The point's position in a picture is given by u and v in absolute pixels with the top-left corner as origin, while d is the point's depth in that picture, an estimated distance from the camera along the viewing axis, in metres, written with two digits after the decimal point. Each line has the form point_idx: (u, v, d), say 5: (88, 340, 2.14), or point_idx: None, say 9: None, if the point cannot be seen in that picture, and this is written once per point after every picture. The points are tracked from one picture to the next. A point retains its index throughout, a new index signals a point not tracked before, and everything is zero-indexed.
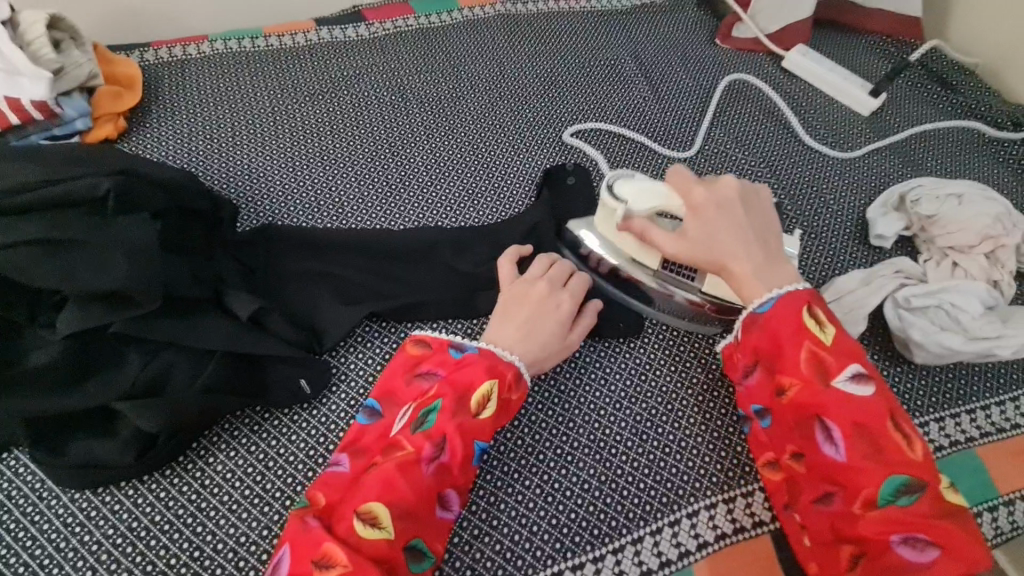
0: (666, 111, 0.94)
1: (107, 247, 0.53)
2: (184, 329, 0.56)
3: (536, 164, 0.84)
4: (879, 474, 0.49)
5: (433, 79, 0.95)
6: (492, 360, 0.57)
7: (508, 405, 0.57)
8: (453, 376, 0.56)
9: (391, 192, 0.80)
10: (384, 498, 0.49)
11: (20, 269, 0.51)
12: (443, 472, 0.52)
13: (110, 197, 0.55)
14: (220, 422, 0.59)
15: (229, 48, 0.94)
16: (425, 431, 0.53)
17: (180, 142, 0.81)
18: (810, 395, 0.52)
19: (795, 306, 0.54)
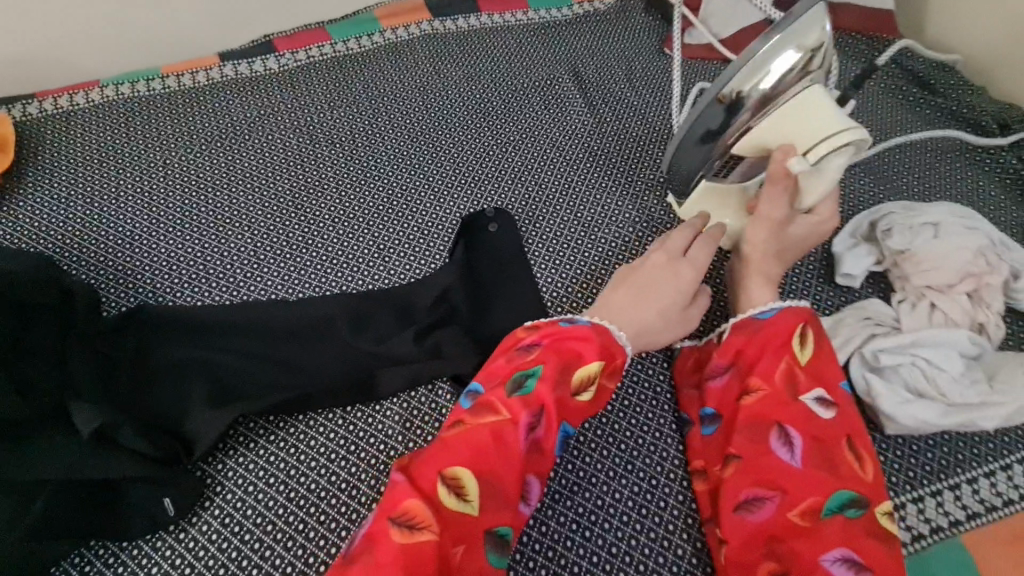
0: (609, 135, 0.84)
1: None
2: (10, 459, 0.48)
3: (457, 209, 0.75)
4: (826, 486, 0.48)
5: (347, 114, 0.85)
6: (608, 340, 0.55)
7: (604, 390, 0.55)
8: (560, 346, 0.53)
9: (290, 252, 0.71)
10: (474, 469, 0.46)
11: None
12: (535, 453, 0.50)
13: None
14: (69, 557, 0.51)
15: (121, 94, 0.85)
16: (522, 397, 0.49)
17: (57, 209, 0.73)
18: (773, 404, 0.52)
19: (790, 322, 0.55)
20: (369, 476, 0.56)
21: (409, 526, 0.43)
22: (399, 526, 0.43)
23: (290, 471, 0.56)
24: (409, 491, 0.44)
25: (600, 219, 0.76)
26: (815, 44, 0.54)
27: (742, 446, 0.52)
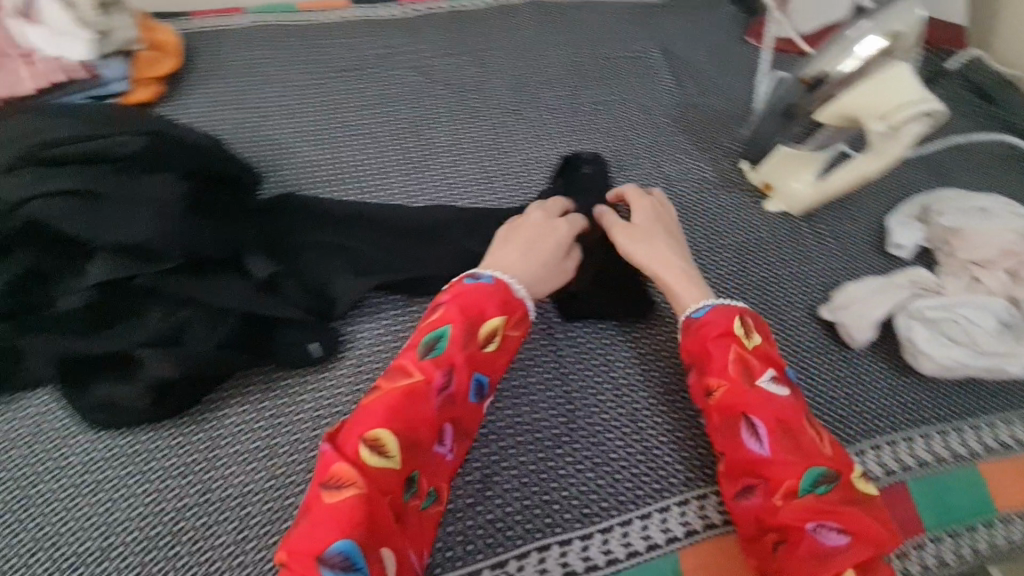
0: (691, 106, 0.94)
1: (136, 203, 0.57)
2: (203, 286, 0.58)
3: (553, 152, 0.86)
4: (800, 465, 0.49)
5: (460, 61, 0.96)
6: (505, 290, 0.57)
7: (508, 341, 0.56)
8: (462, 298, 0.54)
9: (410, 169, 0.82)
10: (393, 426, 0.47)
11: (57, 217, 0.54)
12: (449, 404, 0.51)
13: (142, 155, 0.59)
14: (231, 377, 0.61)
15: (265, 21, 0.97)
16: (433, 358, 0.51)
17: (212, 109, 0.84)
18: (737, 396, 0.53)
19: (722, 319, 0.56)
20: None
21: (347, 467, 0.45)
22: (342, 466, 0.45)
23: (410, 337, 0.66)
24: (360, 427, 0.47)
25: (678, 175, 0.85)
26: (900, 33, 0.63)
27: (724, 438, 0.53)
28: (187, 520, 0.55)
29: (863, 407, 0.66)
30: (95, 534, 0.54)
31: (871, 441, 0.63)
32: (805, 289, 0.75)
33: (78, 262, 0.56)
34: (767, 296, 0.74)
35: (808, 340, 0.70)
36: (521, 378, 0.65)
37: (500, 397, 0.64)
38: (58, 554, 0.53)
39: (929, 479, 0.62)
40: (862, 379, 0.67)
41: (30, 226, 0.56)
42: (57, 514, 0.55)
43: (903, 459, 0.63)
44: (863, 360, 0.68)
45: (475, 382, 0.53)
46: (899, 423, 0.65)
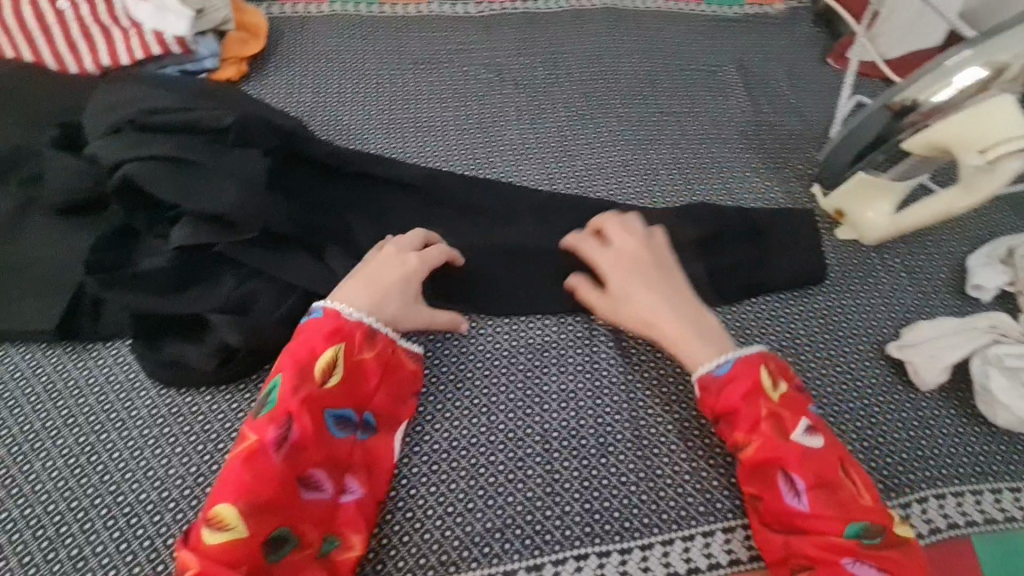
0: (764, 124, 0.91)
1: (222, 175, 0.59)
2: (274, 260, 0.61)
3: (618, 160, 0.85)
4: (838, 521, 0.50)
5: (531, 62, 0.97)
6: (334, 322, 0.57)
7: (365, 367, 0.57)
8: (294, 350, 0.55)
9: (475, 165, 0.83)
10: (235, 499, 0.49)
11: (149, 182, 0.57)
12: (298, 451, 0.52)
13: (233, 129, 0.61)
14: None
15: (346, 11, 0.99)
16: (267, 415, 0.52)
17: (293, 93, 0.87)
18: (769, 446, 0.53)
19: (746, 369, 0.56)
20: (526, 352, 0.67)
21: (210, 534, 0.47)
22: (210, 530, 0.48)
23: (463, 333, 0.68)
24: (221, 495, 0.49)
25: (747, 192, 0.83)
26: (1005, 63, 0.60)
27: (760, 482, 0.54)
28: None
29: (929, 453, 0.62)
30: (153, 487, 0.55)
31: (936, 491, 0.60)
32: (873, 323, 0.71)
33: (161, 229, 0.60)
34: (831, 328, 0.70)
35: (874, 375, 0.67)
36: (572, 384, 0.65)
37: (549, 400, 0.64)
38: (117, 500, 0.55)
39: (995, 536, 0.59)
40: (929, 424, 0.64)
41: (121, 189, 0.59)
42: (119, 463, 0.56)
43: (968, 514, 0.59)
44: (931, 404, 0.65)
45: (328, 420, 0.55)
46: (967, 474, 0.61)
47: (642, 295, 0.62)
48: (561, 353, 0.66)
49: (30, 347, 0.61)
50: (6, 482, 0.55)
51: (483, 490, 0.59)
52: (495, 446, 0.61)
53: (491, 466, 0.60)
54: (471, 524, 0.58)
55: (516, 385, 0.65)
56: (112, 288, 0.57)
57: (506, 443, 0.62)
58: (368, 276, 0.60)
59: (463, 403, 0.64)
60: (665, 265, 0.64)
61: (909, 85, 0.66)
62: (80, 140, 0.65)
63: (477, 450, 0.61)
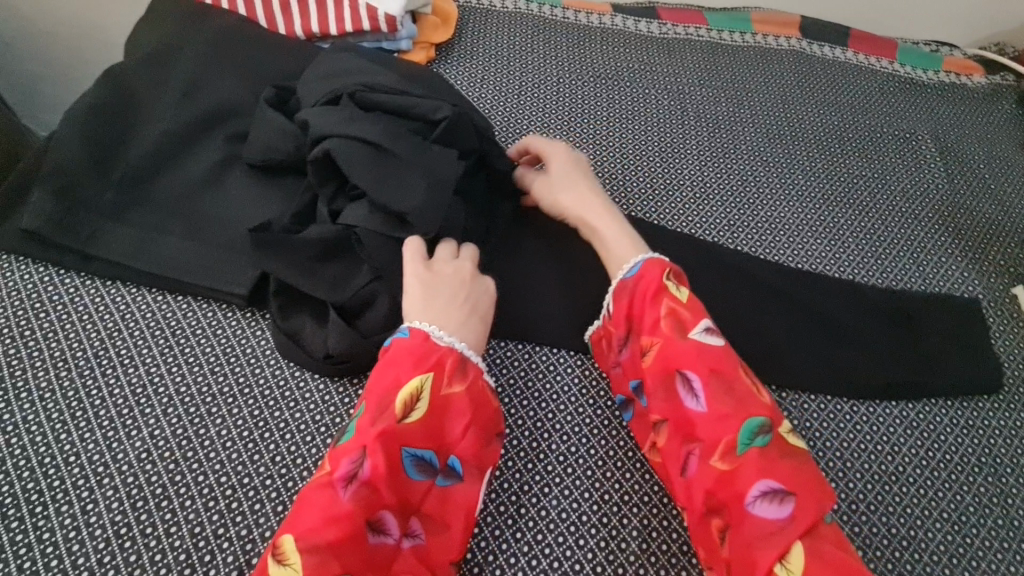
0: (959, 205, 0.85)
1: (421, 172, 0.56)
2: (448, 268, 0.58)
3: (802, 216, 0.80)
4: (799, 491, 0.48)
5: (713, 94, 0.92)
6: (421, 350, 0.52)
7: (452, 403, 0.52)
8: (376, 380, 0.51)
9: (655, 193, 0.79)
10: (310, 532, 0.44)
11: (354, 163, 0.54)
12: (368, 491, 0.47)
13: (442, 124, 0.58)
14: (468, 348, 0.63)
15: (531, 11, 0.98)
16: (345, 445, 0.49)
17: (474, 84, 0.85)
18: (785, 447, 0.51)
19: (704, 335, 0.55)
20: None
21: (273, 564, 0.43)
22: (273, 561, 0.43)
23: None
24: (293, 525, 0.45)
25: (941, 276, 0.77)
26: None
27: (719, 499, 0.50)
28: None
29: None
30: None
31: None
32: None
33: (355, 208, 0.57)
34: None
35: None
36: None
37: None
38: (287, 485, 0.52)
39: None
40: None
41: (324, 160, 0.57)
42: (291, 445, 0.54)
43: None
44: None
45: (406, 459, 0.49)
46: None
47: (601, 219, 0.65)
48: None
49: (214, 304, 0.60)
50: (180, 442, 0.53)
51: (654, 556, 0.54)
52: (668, 509, 0.56)
53: (662, 530, 0.55)
54: None
55: None
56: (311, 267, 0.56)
57: (679, 508, 0.56)
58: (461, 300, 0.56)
59: (633, 453, 0.59)
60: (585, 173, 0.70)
61: None
62: (291, 104, 0.64)
63: (649, 509, 0.56)
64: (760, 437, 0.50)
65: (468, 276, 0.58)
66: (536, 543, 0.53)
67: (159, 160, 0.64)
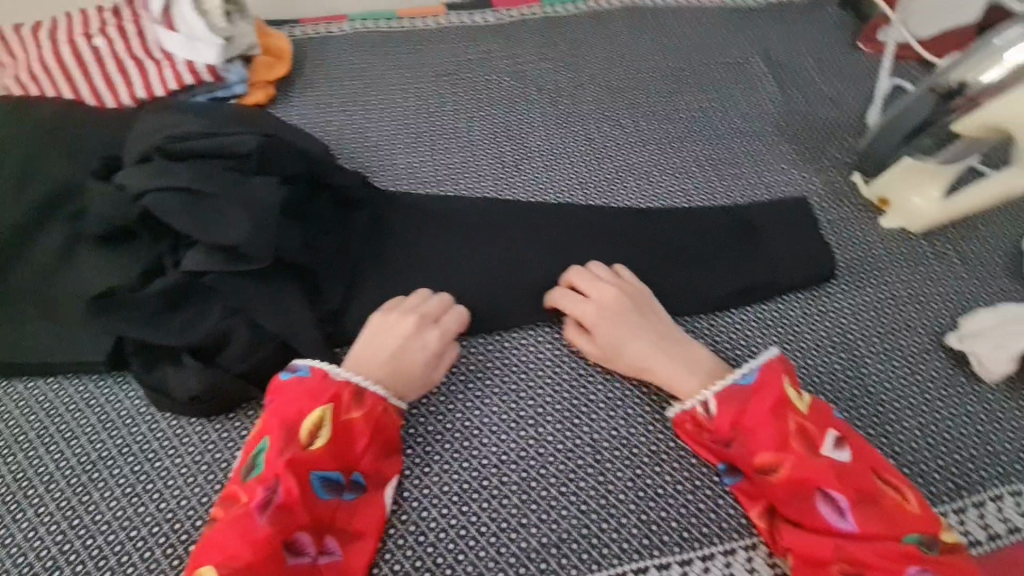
0: (796, 115, 0.89)
1: (237, 204, 0.57)
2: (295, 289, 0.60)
3: (649, 160, 0.84)
4: (881, 527, 0.49)
5: (553, 67, 0.96)
6: (318, 384, 0.56)
7: (352, 428, 0.55)
8: (279, 410, 0.54)
9: (506, 172, 0.83)
10: (237, 554, 0.48)
11: (168, 211, 0.57)
12: (285, 514, 0.50)
13: (253, 156, 0.61)
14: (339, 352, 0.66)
15: (367, 29, 1.00)
16: (257, 476, 0.52)
17: (319, 112, 0.88)
18: (858, 476, 0.51)
19: (774, 378, 0.55)
20: (570, 363, 0.66)
21: None
22: None
23: (503, 347, 0.68)
24: (218, 547, 0.48)
25: (783, 183, 0.81)
26: None
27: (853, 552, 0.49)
28: None
29: (994, 447, 0.59)
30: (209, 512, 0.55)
31: (1010, 487, 0.57)
32: (929, 314, 0.68)
33: (188, 251, 0.59)
34: (885, 322, 0.68)
35: (932, 368, 0.64)
36: (619, 391, 0.64)
37: (597, 408, 0.63)
38: (174, 528, 0.54)
39: None
40: (995, 415, 0.61)
41: (148, 215, 0.59)
42: (175, 490, 0.56)
43: None
44: (997, 395, 0.62)
45: (315, 483, 0.53)
46: None
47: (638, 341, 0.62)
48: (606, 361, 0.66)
49: (82, 378, 0.62)
50: (65, 514, 0.55)
51: (535, 502, 0.58)
52: (546, 459, 0.61)
53: (541, 478, 0.60)
54: (527, 539, 0.57)
55: (562, 396, 0.64)
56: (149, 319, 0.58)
57: (556, 455, 0.61)
58: (387, 348, 0.61)
59: (508, 416, 0.63)
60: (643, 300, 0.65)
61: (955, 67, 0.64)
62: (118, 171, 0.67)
63: (528, 463, 0.61)
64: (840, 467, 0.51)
65: (406, 326, 0.62)
66: (423, 519, 0.58)
67: (8, 256, 0.66)
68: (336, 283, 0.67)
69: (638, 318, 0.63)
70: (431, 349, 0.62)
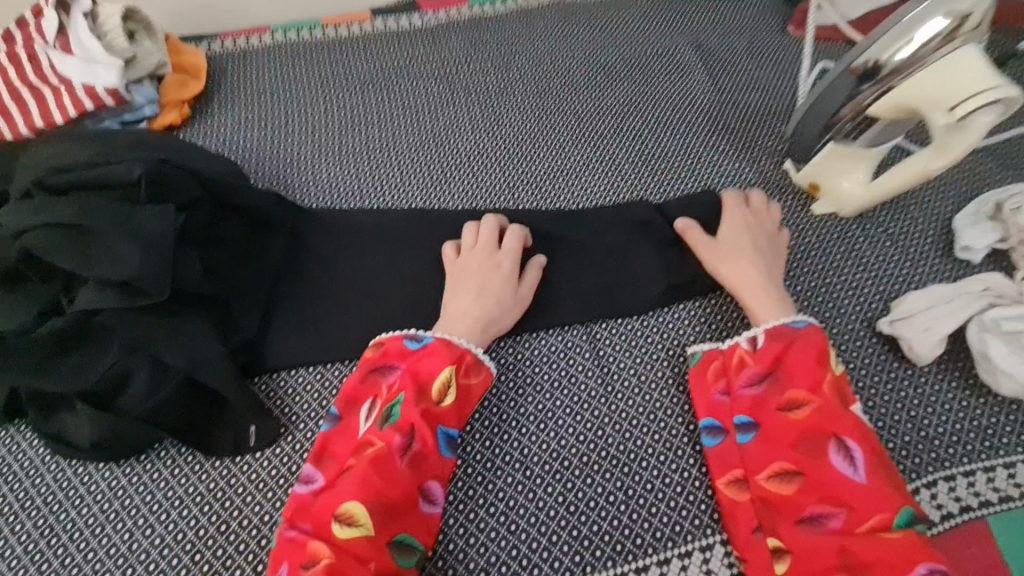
0: (727, 104, 0.87)
1: (124, 238, 0.55)
2: (190, 324, 0.57)
3: (578, 159, 0.82)
4: (893, 502, 0.47)
5: (481, 69, 0.93)
6: (449, 347, 0.58)
7: (471, 392, 0.58)
8: (415, 367, 0.57)
9: (432, 180, 0.81)
10: (360, 498, 0.50)
11: (50, 250, 0.54)
12: (420, 460, 0.53)
13: (143, 183, 0.58)
14: (255, 381, 0.64)
15: (288, 39, 0.96)
16: (391, 425, 0.54)
17: (238, 130, 0.85)
18: (870, 442, 0.51)
19: (820, 340, 0.55)
20: (499, 375, 0.64)
21: (342, 528, 0.48)
22: (341, 526, 0.49)
23: None
24: (347, 496, 0.50)
25: (714, 176, 0.80)
26: (965, 13, 0.55)
27: (862, 518, 0.47)
28: (196, 566, 0.54)
29: (924, 432, 0.58)
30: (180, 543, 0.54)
31: (944, 473, 0.56)
32: (861, 300, 0.68)
33: (78, 290, 0.55)
34: (816, 311, 0.67)
35: (864, 356, 0.63)
36: (549, 402, 0.62)
37: (527, 421, 0.61)
38: None
39: (1013, 515, 0.54)
40: (925, 399, 0.60)
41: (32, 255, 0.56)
42: (81, 543, 0.55)
43: (982, 494, 0.55)
44: (928, 380, 0.61)
45: (441, 437, 0.55)
46: (975, 450, 0.57)
47: (736, 262, 0.63)
48: (537, 371, 0.64)
49: None
50: None
51: (462, 527, 0.56)
52: (474, 479, 0.58)
53: (468, 500, 0.57)
54: (454, 566, 0.54)
55: (491, 411, 0.62)
56: (37, 365, 0.55)
57: (484, 474, 0.58)
58: (468, 288, 0.63)
59: None
60: (772, 236, 0.66)
61: (869, 48, 0.59)
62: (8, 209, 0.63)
63: (456, 484, 0.58)
64: (863, 430, 0.51)
65: (467, 265, 0.65)
66: None
67: None
68: (251, 310, 0.64)
69: (740, 237, 0.65)
70: (504, 271, 0.64)
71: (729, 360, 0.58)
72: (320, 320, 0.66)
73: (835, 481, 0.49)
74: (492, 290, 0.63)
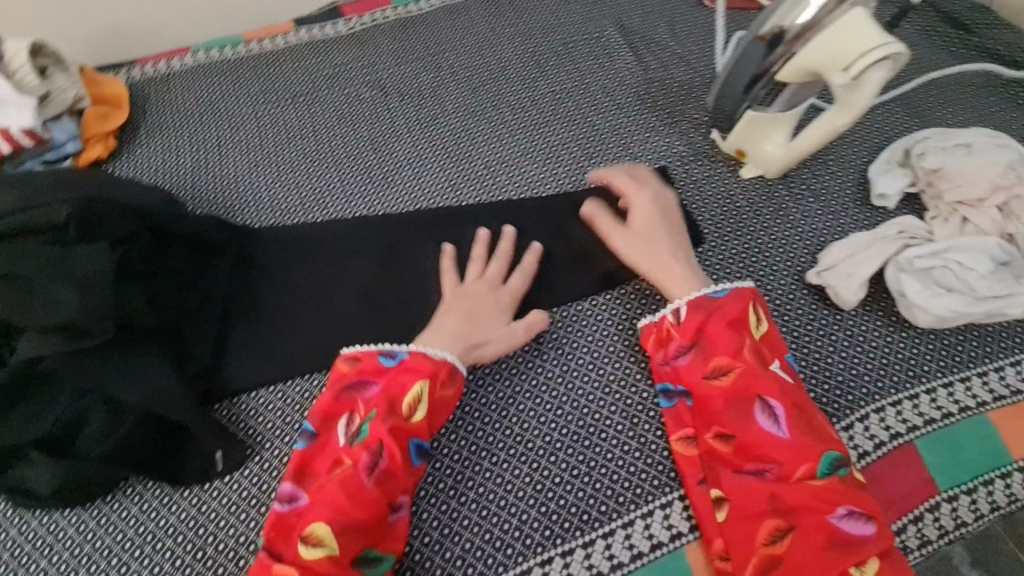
0: (653, 81, 0.90)
1: (58, 280, 0.54)
2: (138, 359, 0.57)
3: (515, 149, 0.84)
4: (816, 452, 0.52)
5: (412, 69, 0.94)
6: (418, 362, 0.59)
7: (443, 406, 0.59)
8: (389, 386, 0.58)
9: (373, 186, 0.81)
10: (325, 519, 0.51)
11: None
12: (387, 479, 0.54)
13: (72, 222, 0.57)
14: (214, 407, 0.63)
15: (211, 58, 0.94)
16: (361, 443, 0.55)
17: (169, 156, 0.84)
18: (790, 396, 0.55)
19: (739, 306, 0.60)
20: None
21: (307, 549, 0.50)
22: (307, 547, 0.51)
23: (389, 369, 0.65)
24: (314, 515, 0.52)
25: (647, 152, 0.83)
26: None
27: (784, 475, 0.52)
28: None
29: (857, 369, 0.63)
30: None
31: (874, 406, 0.61)
32: (792, 256, 0.72)
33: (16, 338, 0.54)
34: (752, 271, 0.71)
35: (799, 306, 0.67)
36: (509, 389, 0.64)
37: (488, 411, 0.63)
38: None
39: (937, 435, 0.60)
40: (856, 339, 0.65)
41: None
42: None
43: (911, 419, 0.60)
44: (856, 321, 0.66)
45: (411, 450, 0.56)
46: (902, 380, 0.62)
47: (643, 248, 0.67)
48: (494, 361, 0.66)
49: None
50: None
51: (437, 519, 0.58)
52: (444, 472, 0.60)
53: (440, 493, 0.59)
54: (433, 558, 0.57)
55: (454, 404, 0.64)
56: None
57: (453, 466, 0.61)
58: (460, 311, 0.64)
59: None
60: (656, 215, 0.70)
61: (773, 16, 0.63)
62: None
63: (427, 480, 0.60)
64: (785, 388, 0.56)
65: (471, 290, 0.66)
66: None
67: None
68: (200, 337, 0.64)
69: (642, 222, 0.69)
70: (500, 304, 0.66)
71: (659, 333, 0.63)
72: (274, 338, 0.66)
73: (755, 443, 0.54)
74: (480, 317, 0.64)
